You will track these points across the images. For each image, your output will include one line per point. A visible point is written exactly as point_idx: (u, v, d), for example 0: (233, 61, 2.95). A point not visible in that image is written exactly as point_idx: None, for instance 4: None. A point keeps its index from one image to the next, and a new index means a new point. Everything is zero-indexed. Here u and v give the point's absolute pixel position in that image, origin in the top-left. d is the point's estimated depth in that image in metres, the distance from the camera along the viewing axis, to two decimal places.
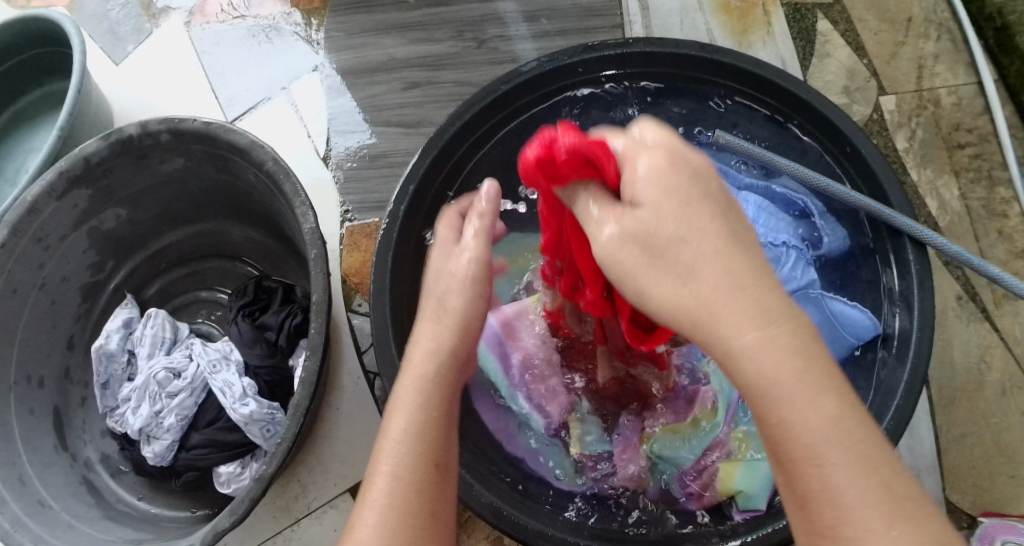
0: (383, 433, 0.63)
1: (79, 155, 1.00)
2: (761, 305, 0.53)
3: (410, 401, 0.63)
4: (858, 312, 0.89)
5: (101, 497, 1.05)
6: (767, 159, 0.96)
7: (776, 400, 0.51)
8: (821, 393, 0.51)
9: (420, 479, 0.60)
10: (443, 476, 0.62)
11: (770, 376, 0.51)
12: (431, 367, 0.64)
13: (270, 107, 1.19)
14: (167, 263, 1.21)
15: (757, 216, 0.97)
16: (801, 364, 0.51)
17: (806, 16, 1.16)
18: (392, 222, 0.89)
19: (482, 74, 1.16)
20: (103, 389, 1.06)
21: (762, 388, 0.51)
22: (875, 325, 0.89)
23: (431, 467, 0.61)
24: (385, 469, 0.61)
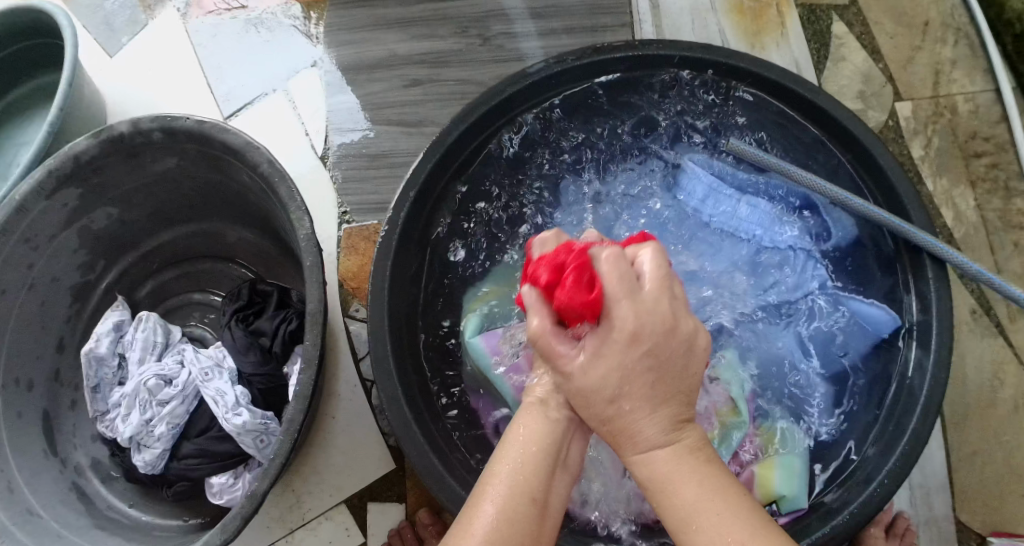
0: (491, 468, 0.64)
1: (69, 153, 0.97)
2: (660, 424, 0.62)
3: (528, 443, 0.65)
4: (877, 310, 0.87)
5: (91, 504, 1.03)
6: (765, 162, 0.92)
7: (685, 520, 0.59)
8: (728, 508, 0.59)
9: (518, 511, 0.61)
10: (539, 513, 0.62)
11: (687, 490, 0.60)
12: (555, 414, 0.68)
13: (266, 105, 1.15)
14: (161, 263, 1.18)
15: (762, 221, 0.94)
16: (713, 481, 0.60)
17: (821, 17, 1.13)
18: (391, 229, 0.86)
19: (486, 73, 1.13)
20: (93, 393, 1.03)
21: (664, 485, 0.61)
22: (895, 317, 0.87)
23: (526, 502, 0.61)
24: (493, 501, 0.61)
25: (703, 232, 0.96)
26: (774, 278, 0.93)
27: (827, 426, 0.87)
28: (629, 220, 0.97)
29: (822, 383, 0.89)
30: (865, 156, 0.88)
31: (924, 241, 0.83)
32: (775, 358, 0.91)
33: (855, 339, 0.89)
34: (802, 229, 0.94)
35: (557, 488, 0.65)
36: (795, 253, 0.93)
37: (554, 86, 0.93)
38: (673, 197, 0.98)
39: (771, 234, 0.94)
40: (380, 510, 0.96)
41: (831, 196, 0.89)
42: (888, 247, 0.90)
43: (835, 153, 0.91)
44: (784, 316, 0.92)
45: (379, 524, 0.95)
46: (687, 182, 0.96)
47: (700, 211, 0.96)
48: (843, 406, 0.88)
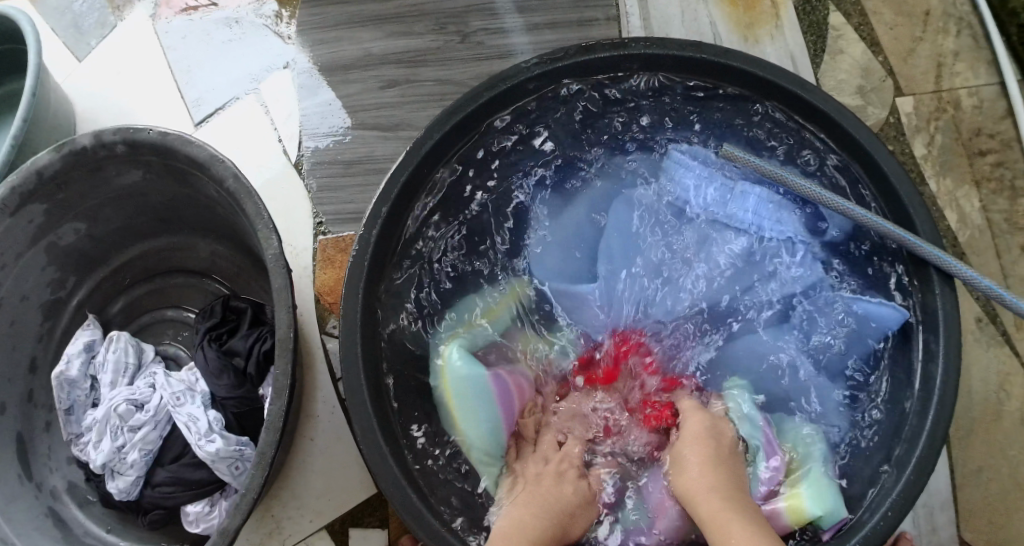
0: None
1: (30, 169, 0.93)
2: (730, 494, 0.76)
3: None
4: (880, 305, 0.84)
5: (67, 531, 1.00)
6: (764, 168, 0.88)
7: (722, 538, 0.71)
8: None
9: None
10: None
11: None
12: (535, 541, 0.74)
13: (237, 109, 1.10)
14: (133, 277, 1.13)
15: (757, 211, 0.91)
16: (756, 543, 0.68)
17: (817, 8, 1.07)
18: (362, 249, 0.81)
19: (465, 72, 1.08)
20: (66, 415, 1.00)
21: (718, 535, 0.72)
22: (903, 314, 0.83)
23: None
24: None
25: (697, 227, 0.93)
26: (771, 272, 0.90)
27: (832, 422, 0.85)
28: (622, 216, 0.94)
29: (825, 379, 0.87)
30: (866, 159, 0.83)
31: (932, 255, 0.78)
32: (775, 357, 0.88)
33: (854, 335, 0.86)
34: (801, 220, 0.91)
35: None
36: (792, 244, 0.90)
37: (535, 89, 0.88)
38: (666, 190, 0.94)
39: (767, 223, 0.91)
40: (363, 536, 0.92)
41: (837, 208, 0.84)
42: (892, 257, 0.86)
43: (838, 159, 0.86)
44: (782, 311, 0.90)
45: None
46: (679, 172, 0.94)
47: (693, 205, 0.93)
48: (849, 402, 0.85)
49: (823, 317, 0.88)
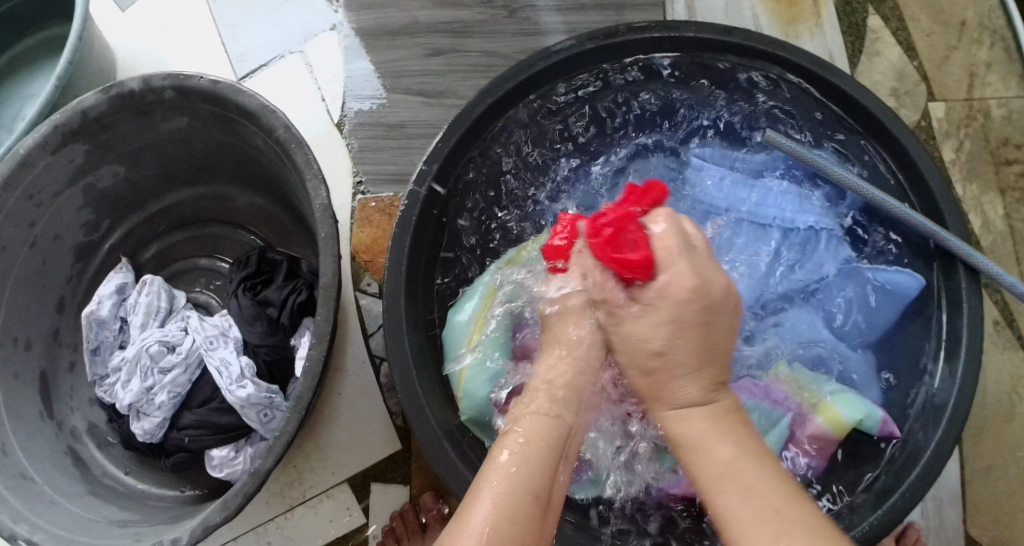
0: (475, 490, 0.59)
1: (77, 108, 0.94)
2: (762, 454, 0.60)
3: (508, 475, 0.60)
4: (901, 275, 0.85)
5: (86, 470, 1.01)
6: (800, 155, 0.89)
7: (693, 450, 0.61)
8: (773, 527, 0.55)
9: (523, 512, 0.58)
10: (539, 517, 0.59)
11: (721, 449, 0.60)
12: (536, 452, 0.62)
13: (283, 66, 1.12)
14: (167, 226, 1.15)
15: (778, 200, 0.92)
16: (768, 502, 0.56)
17: (857, 10, 1.10)
18: (410, 205, 0.83)
19: (510, 47, 1.09)
20: (92, 355, 1.01)
21: (736, 533, 0.56)
22: (919, 278, 0.85)
23: (528, 496, 0.59)
24: (485, 521, 0.56)
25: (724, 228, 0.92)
26: (797, 259, 0.91)
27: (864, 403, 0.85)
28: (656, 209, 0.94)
29: (858, 355, 0.87)
30: (901, 154, 0.86)
31: (958, 248, 0.81)
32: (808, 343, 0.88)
33: (880, 309, 0.87)
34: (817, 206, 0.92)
35: (559, 485, 0.62)
36: (816, 230, 0.91)
37: (586, 64, 0.91)
38: (689, 195, 0.94)
39: (790, 213, 0.91)
40: (383, 490, 0.95)
41: (868, 196, 0.86)
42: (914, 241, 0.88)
43: (870, 153, 0.89)
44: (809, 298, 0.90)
45: (382, 505, 0.94)
46: (696, 175, 0.95)
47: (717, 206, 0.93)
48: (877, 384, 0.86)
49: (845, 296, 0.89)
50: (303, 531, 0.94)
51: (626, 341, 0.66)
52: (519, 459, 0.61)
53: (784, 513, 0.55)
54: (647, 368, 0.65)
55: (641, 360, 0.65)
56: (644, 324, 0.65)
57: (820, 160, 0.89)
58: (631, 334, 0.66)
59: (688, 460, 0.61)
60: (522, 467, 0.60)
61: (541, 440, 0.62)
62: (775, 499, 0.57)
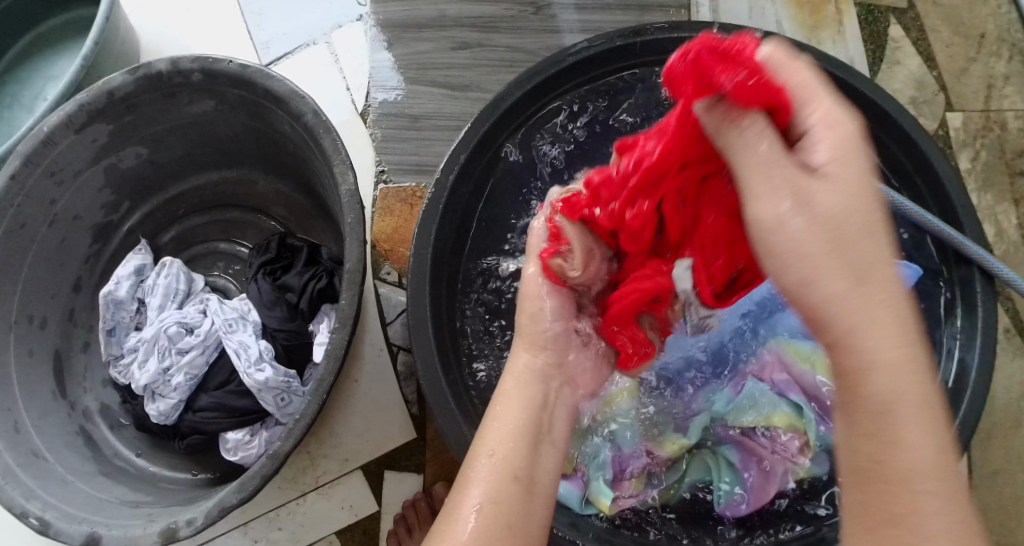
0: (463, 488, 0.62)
1: (103, 88, 0.94)
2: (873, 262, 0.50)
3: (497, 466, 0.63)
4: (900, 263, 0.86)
5: (98, 451, 1.01)
6: None
7: (844, 328, 0.49)
8: (928, 433, 0.47)
9: (505, 492, 0.61)
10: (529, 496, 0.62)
11: (875, 335, 0.48)
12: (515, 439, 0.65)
13: (307, 55, 1.12)
14: (187, 209, 1.15)
15: None
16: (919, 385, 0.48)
17: (879, 19, 1.11)
18: (439, 191, 0.85)
19: (536, 42, 1.10)
20: (108, 335, 1.01)
21: (835, 331, 0.49)
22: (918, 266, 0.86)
23: (509, 479, 0.62)
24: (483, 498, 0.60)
25: None
26: None
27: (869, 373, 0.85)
28: None
29: None
30: (922, 162, 0.87)
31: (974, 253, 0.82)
32: None
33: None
34: None
35: (543, 464, 0.65)
36: None
37: (616, 60, 0.92)
38: None
39: None
40: (397, 479, 0.95)
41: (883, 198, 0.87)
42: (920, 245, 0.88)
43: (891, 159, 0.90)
44: None
45: (395, 493, 0.94)
46: None
47: None
48: None
49: None
50: (314, 518, 0.95)
51: (781, 234, 0.51)
52: (494, 456, 0.63)
53: (910, 378, 0.48)
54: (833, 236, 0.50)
55: (834, 220, 0.50)
56: (830, 193, 0.50)
57: None
58: (798, 232, 0.51)
59: (843, 340, 0.49)
60: (502, 454, 0.63)
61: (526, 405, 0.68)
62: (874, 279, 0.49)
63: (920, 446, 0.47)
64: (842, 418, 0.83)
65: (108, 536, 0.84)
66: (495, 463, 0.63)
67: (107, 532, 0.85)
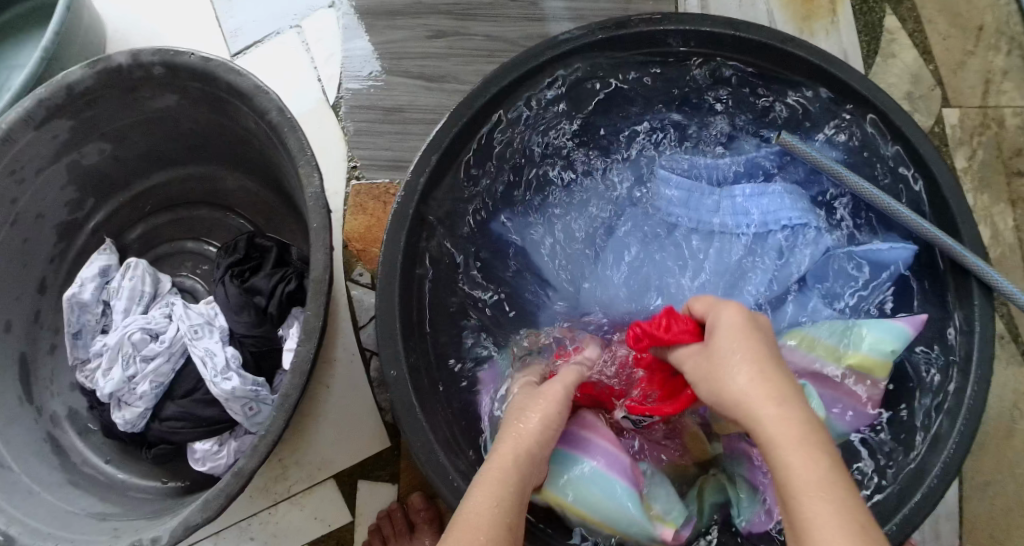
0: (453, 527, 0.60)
1: (61, 82, 0.90)
2: (786, 389, 0.60)
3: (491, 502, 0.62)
4: (887, 247, 0.85)
5: (65, 458, 0.98)
6: (817, 159, 0.87)
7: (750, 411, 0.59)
8: (843, 511, 0.52)
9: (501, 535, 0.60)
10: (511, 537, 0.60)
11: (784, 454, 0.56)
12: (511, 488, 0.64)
13: (278, 44, 1.07)
14: (154, 206, 1.11)
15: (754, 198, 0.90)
16: (800, 430, 0.56)
17: (873, 9, 1.07)
18: (407, 197, 0.81)
19: (517, 31, 1.05)
20: (73, 339, 0.98)
21: (747, 419, 0.59)
22: (909, 245, 0.84)
23: (504, 524, 0.61)
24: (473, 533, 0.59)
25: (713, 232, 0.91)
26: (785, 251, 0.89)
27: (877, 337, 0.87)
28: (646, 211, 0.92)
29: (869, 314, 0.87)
30: (918, 164, 0.83)
31: (972, 263, 0.79)
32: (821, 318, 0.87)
33: (868, 283, 0.87)
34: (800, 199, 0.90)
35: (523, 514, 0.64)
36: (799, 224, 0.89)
37: (598, 55, 0.87)
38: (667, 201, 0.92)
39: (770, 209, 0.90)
40: (371, 488, 0.92)
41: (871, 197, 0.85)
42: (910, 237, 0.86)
43: (886, 159, 0.86)
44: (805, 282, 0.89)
45: (369, 503, 0.92)
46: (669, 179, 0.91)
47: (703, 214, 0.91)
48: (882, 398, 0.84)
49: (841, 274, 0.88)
50: (286, 528, 0.92)
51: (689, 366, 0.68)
52: (489, 501, 0.62)
53: (806, 468, 0.54)
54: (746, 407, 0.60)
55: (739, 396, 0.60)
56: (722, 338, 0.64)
57: (821, 158, 0.87)
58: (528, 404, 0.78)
59: (765, 441, 0.57)
60: (498, 502, 0.62)
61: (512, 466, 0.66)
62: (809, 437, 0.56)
63: (801, 473, 0.54)
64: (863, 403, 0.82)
65: None
66: (491, 508, 0.61)
67: None
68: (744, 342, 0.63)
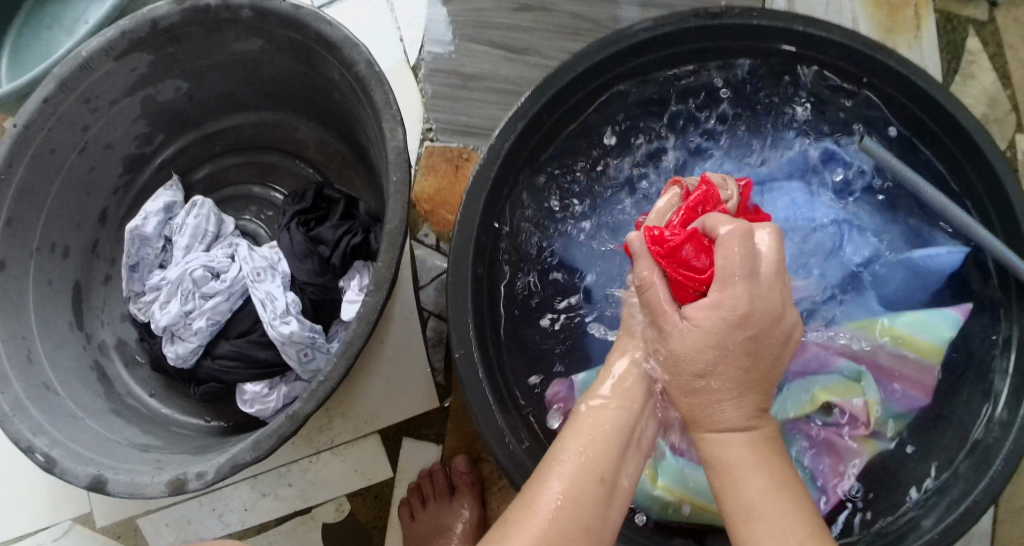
0: (539, 482, 0.62)
1: (147, 16, 0.90)
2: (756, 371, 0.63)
3: (579, 459, 0.63)
4: (940, 250, 0.86)
5: (110, 387, 0.99)
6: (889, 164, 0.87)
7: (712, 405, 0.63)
8: (772, 487, 0.59)
9: (586, 493, 0.61)
10: (607, 498, 0.62)
11: (729, 434, 0.62)
12: (606, 437, 0.64)
13: (363, 2, 1.07)
14: (223, 147, 1.12)
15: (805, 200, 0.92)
16: (744, 394, 0.63)
17: (957, 29, 1.06)
18: (490, 160, 0.81)
19: (602, 12, 1.04)
20: (131, 271, 0.99)
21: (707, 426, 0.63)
22: (963, 251, 0.85)
23: (593, 485, 0.62)
24: (561, 482, 0.61)
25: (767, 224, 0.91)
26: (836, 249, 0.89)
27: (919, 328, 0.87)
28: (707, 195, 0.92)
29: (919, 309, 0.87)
30: (995, 185, 0.83)
31: None
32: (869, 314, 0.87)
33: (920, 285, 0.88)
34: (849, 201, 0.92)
35: (624, 468, 0.65)
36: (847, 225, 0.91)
37: (688, 41, 0.87)
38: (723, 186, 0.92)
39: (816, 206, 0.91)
40: (414, 447, 0.92)
41: (939, 208, 0.84)
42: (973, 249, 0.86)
43: (964, 176, 0.86)
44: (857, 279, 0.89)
45: (410, 462, 0.92)
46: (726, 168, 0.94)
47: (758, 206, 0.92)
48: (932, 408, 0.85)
49: (893, 275, 0.88)
50: (325, 478, 0.92)
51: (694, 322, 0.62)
52: (586, 448, 0.63)
53: (760, 477, 0.60)
54: (697, 373, 0.63)
55: (738, 316, 0.61)
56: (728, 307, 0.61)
57: (896, 163, 0.86)
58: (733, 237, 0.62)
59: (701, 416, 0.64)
60: (585, 456, 0.63)
61: (609, 417, 0.66)
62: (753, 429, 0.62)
63: (759, 491, 0.59)
64: (914, 382, 0.84)
65: (113, 482, 0.82)
66: (572, 461, 0.63)
67: (113, 476, 0.83)
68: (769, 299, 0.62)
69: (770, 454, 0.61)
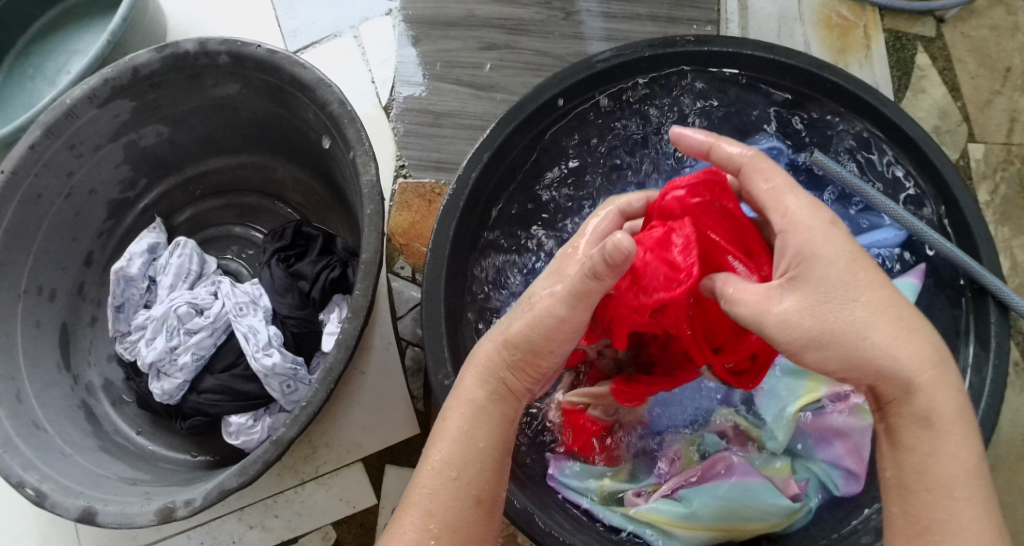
0: (413, 487, 0.64)
1: (129, 64, 0.94)
2: (891, 306, 0.61)
3: (451, 475, 0.63)
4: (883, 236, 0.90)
5: (98, 426, 1.00)
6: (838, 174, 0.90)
7: (865, 343, 0.60)
8: (954, 428, 0.59)
9: (459, 515, 0.62)
10: (483, 511, 0.64)
11: (900, 358, 0.60)
12: (477, 450, 0.65)
13: (334, 47, 1.11)
14: (204, 191, 1.15)
15: None
16: (902, 332, 0.60)
17: (906, 46, 1.11)
18: (458, 190, 0.85)
19: (564, 47, 1.09)
20: (116, 311, 1.00)
21: (854, 351, 0.60)
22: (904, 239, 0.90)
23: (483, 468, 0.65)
24: (423, 505, 0.63)
25: None
26: None
27: None
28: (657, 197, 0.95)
29: None
30: (948, 195, 0.86)
31: (992, 284, 0.82)
32: None
33: None
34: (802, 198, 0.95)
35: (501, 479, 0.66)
36: None
37: (644, 69, 0.92)
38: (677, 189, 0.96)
39: None
40: (397, 474, 0.94)
41: (891, 214, 0.88)
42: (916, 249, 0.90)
43: (917, 187, 0.89)
44: None
45: (393, 489, 0.94)
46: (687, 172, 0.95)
47: None
48: None
49: None
50: (311, 507, 0.94)
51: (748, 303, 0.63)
52: (447, 463, 0.64)
53: (932, 402, 0.60)
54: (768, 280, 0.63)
55: (817, 255, 0.61)
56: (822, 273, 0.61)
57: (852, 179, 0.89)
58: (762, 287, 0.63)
59: (858, 340, 0.60)
60: (460, 472, 0.64)
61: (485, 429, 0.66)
62: (920, 347, 0.60)
63: (947, 445, 0.59)
64: None
65: (103, 514, 0.84)
66: (448, 478, 0.63)
67: (103, 508, 0.84)
68: (831, 241, 0.61)
69: (941, 378, 0.60)
